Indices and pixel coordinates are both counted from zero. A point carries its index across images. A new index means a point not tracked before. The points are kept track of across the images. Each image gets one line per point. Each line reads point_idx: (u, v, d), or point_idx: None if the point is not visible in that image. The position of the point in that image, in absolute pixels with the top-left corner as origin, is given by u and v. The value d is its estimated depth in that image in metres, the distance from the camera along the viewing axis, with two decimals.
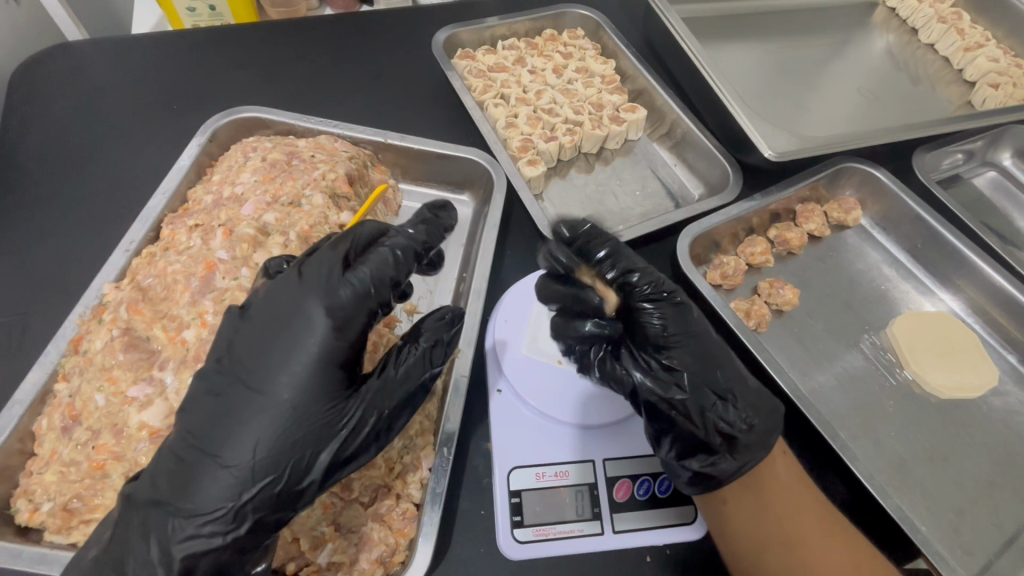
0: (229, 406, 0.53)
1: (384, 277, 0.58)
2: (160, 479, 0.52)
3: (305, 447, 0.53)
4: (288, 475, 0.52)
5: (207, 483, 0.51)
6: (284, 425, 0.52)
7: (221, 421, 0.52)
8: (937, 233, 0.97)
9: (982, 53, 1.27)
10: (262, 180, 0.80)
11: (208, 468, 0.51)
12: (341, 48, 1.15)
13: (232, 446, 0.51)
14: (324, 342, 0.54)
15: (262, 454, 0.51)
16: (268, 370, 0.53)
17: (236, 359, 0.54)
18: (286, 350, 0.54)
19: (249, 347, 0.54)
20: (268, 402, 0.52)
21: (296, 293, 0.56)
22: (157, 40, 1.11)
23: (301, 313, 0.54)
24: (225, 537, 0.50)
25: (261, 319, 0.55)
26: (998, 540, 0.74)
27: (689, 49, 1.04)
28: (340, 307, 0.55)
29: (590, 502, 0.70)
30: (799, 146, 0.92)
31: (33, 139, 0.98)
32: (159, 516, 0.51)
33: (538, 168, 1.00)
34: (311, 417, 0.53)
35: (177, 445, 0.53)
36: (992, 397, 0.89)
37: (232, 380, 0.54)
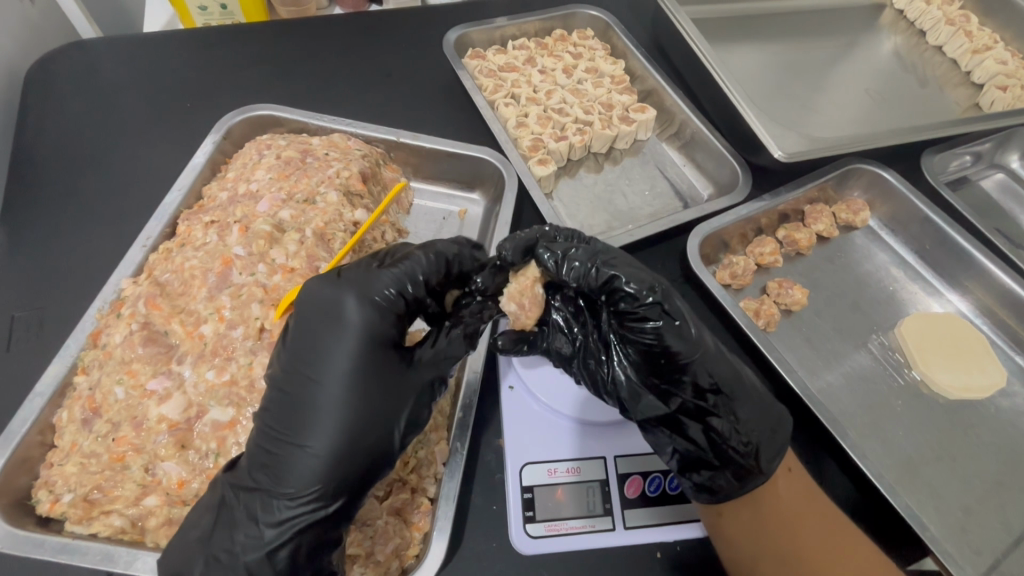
0: (304, 395, 0.57)
1: (415, 276, 0.63)
2: (258, 468, 0.55)
3: (380, 417, 0.57)
4: (371, 443, 0.56)
5: (304, 461, 0.54)
6: (358, 397, 0.57)
7: (297, 409, 0.56)
8: (944, 234, 0.97)
9: (990, 56, 1.27)
10: (277, 177, 0.81)
11: (302, 449, 0.55)
12: (352, 47, 1.16)
13: (316, 427, 0.55)
14: (368, 323, 0.59)
15: (344, 429, 0.55)
16: (331, 358, 0.58)
17: (294, 354, 0.59)
18: (339, 336, 0.58)
19: (309, 343, 0.59)
20: (337, 382, 0.57)
21: (332, 294, 0.60)
22: (169, 38, 1.12)
23: (343, 307, 0.59)
24: (333, 506, 0.55)
25: (307, 316, 0.60)
26: (1006, 539, 0.75)
27: (699, 50, 1.04)
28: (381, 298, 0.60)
29: (601, 498, 0.70)
30: (808, 146, 0.93)
31: (48, 135, 0.99)
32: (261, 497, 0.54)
33: (548, 168, 1.01)
34: (382, 388, 0.58)
35: (265, 436, 0.56)
36: (999, 397, 0.89)
37: (294, 372, 0.58)
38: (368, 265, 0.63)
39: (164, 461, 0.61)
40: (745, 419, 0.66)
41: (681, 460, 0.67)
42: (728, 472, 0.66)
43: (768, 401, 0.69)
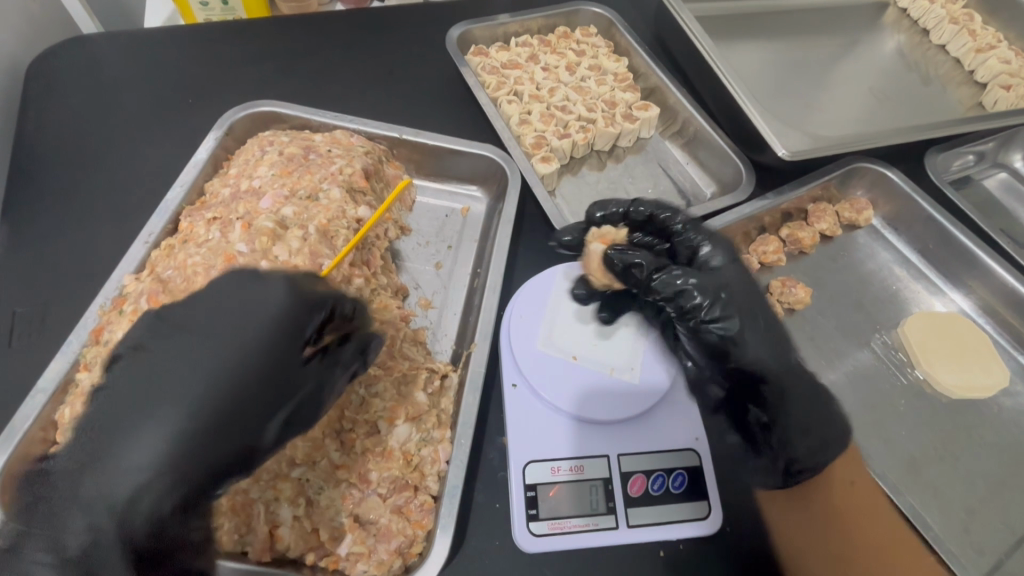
0: (175, 365, 0.55)
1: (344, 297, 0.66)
2: (97, 431, 0.52)
3: (257, 403, 0.57)
4: (240, 433, 0.55)
5: (148, 435, 0.52)
6: (237, 376, 0.56)
7: (162, 375, 0.54)
8: (948, 233, 0.97)
9: (994, 55, 1.27)
10: (280, 174, 0.81)
11: (149, 419, 0.52)
12: (354, 44, 1.16)
13: (172, 400, 0.53)
14: (284, 308, 0.60)
15: (206, 408, 0.54)
16: (218, 331, 0.58)
17: (183, 322, 0.58)
18: (243, 312, 0.59)
19: (200, 314, 0.59)
20: (217, 357, 0.56)
21: (248, 283, 0.61)
22: (170, 34, 1.12)
23: (260, 287, 0.61)
24: (172, 494, 0.52)
25: (220, 290, 0.61)
26: (1009, 539, 0.75)
27: (703, 47, 1.04)
28: (308, 291, 0.62)
29: (604, 496, 0.70)
30: (811, 145, 0.93)
31: (50, 131, 0.98)
32: (99, 466, 0.51)
33: (552, 165, 1.00)
34: (271, 374, 0.58)
35: (115, 401, 0.53)
36: (1002, 397, 0.89)
37: (177, 337, 0.57)
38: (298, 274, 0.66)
39: None
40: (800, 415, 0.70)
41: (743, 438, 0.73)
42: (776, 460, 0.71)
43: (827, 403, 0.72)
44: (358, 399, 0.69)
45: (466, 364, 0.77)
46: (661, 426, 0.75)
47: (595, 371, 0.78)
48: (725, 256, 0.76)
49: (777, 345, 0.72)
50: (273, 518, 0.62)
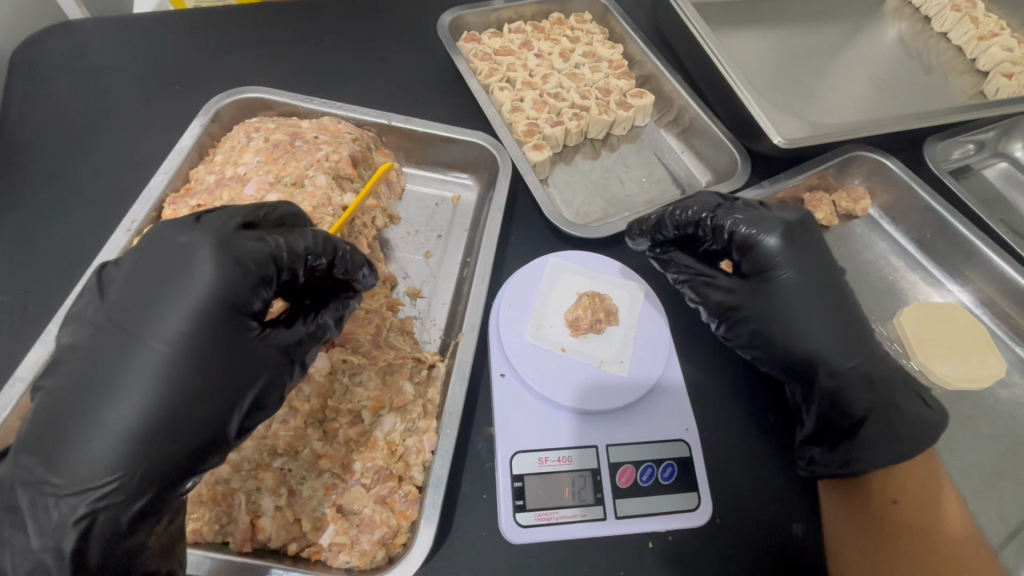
0: (114, 357, 0.50)
1: (294, 250, 0.57)
2: (32, 446, 0.48)
3: (205, 400, 0.51)
4: (190, 430, 0.50)
5: (87, 448, 0.47)
6: (179, 372, 0.50)
7: (99, 378, 0.49)
8: (947, 223, 0.95)
9: (996, 43, 1.25)
10: (265, 160, 0.80)
11: (87, 427, 0.48)
12: (345, 30, 1.14)
13: (112, 406, 0.48)
14: (221, 291, 0.52)
15: (143, 412, 0.48)
16: (156, 316, 0.51)
17: (116, 311, 0.52)
18: (177, 297, 0.52)
19: (136, 295, 0.52)
20: (155, 350, 0.50)
21: (178, 246, 0.54)
22: (157, 19, 1.10)
23: (190, 260, 0.53)
24: (121, 509, 0.48)
25: (155, 266, 0.53)
26: (1003, 532, 0.74)
27: (699, 33, 1.02)
28: (242, 256, 0.54)
29: (592, 487, 0.69)
30: (808, 133, 0.91)
31: (33, 118, 0.96)
32: (40, 482, 0.47)
33: (543, 153, 0.98)
34: (218, 367, 0.52)
35: (50, 409, 0.49)
36: (999, 389, 0.88)
37: (113, 324, 0.51)
38: (230, 219, 0.57)
39: None
40: (872, 432, 0.70)
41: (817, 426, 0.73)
42: (817, 459, 0.72)
43: (916, 412, 0.71)
44: (341, 389, 0.69)
45: (454, 354, 0.76)
46: (646, 417, 0.75)
47: (585, 365, 0.77)
48: (773, 250, 0.75)
49: (814, 354, 0.73)
50: (254, 508, 0.61)
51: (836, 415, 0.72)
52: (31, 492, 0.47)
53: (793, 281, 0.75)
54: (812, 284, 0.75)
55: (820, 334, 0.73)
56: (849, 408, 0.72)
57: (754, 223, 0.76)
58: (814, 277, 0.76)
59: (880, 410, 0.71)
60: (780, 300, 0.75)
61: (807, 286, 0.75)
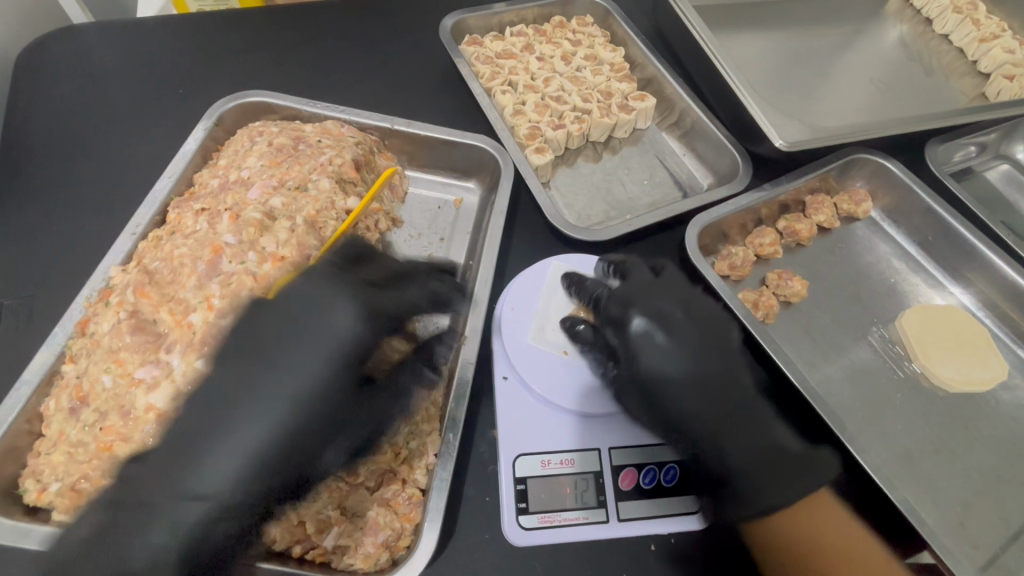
0: (251, 384, 0.62)
1: (402, 305, 0.70)
2: (175, 449, 0.57)
3: (324, 430, 0.62)
4: (304, 456, 0.61)
5: (227, 454, 0.58)
6: (308, 405, 0.62)
7: (233, 401, 0.60)
8: (947, 224, 0.95)
9: (998, 45, 1.25)
10: (269, 164, 0.80)
11: (228, 438, 0.58)
12: (347, 33, 1.14)
13: (241, 425, 0.59)
14: (354, 337, 0.66)
15: (277, 431, 0.60)
16: (292, 355, 0.64)
17: (259, 346, 0.64)
18: (310, 341, 0.65)
19: (275, 332, 0.65)
20: (294, 381, 0.62)
21: (325, 295, 0.68)
22: (162, 24, 1.11)
23: (327, 311, 0.66)
24: (229, 522, 0.56)
25: (296, 312, 0.66)
26: (1005, 534, 0.74)
27: (700, 37, 1.02)
28: (372, 310, 0.68)
29: (595, 490, 0.70)
30: (810, 136, 0.91)
31: (39, 122, 0.97)
32: (182, 480, 0.56)
33: (546, 156, 0.99)
34: (330, 406, 0.63)
35: (192, 416, 0.60)
36: (1000, 391, 0.88)
37: (253, 358, 0.63)
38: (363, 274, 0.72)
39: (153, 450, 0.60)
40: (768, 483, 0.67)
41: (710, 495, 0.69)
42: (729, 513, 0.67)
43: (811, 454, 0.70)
44: None
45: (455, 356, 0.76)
46: None
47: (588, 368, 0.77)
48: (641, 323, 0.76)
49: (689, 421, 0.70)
50: None
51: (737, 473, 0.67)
52: (165, 490, 0.55)
53: (665, 353, 0.74)
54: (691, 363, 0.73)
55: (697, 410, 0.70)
56: (729, 472, 0.68)
57: (627, 299, 0.77)
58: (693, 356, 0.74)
59: (771, 460, 0.68)
60: (654, 374, 0.72)
61: (683, 363, 0.73)
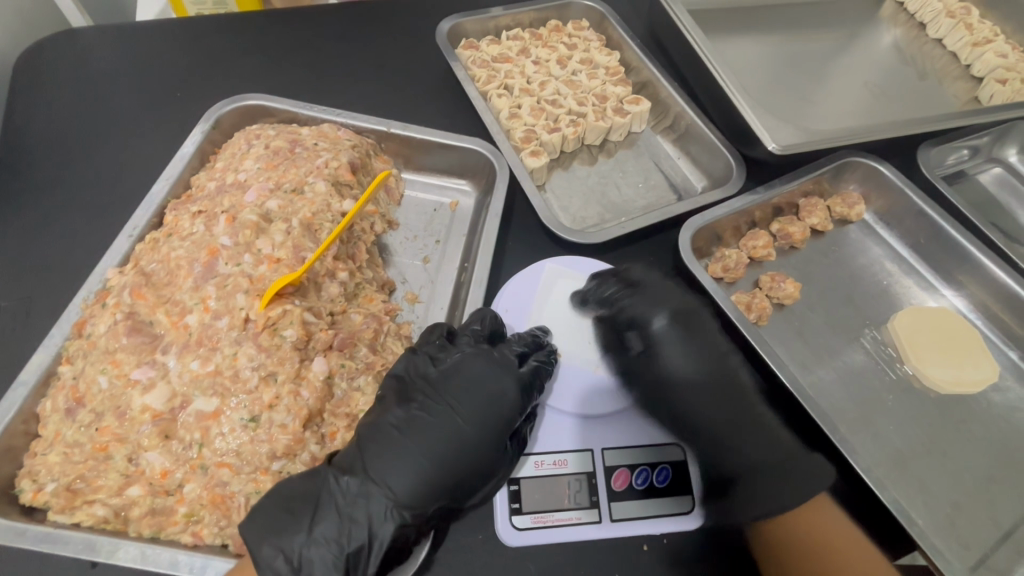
0: (427, 432, 0.63)
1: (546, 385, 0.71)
2: (364, 467, 0.61)
3: (479, 479, 0.64)
4: (462, 494, 0.63)
5: (406, 486, 0.60)
6: (472, 457, 0.63)
7: (416, 443, 0.62)
8: (939, 227, 0.96)
9: (990, 49, 1.26)
10: (265, 167, 0.81)
11: (406, 472, 0.61)
12: (344, 38, 1.15)
13: (413, 465, 0.61)
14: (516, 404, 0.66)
15: (446, 475, 0.62)
16: (463, 417, 0.64)
17: (435, 399, 0.66)
18: (482, 411, 0.65)
19: (450, 389, 0.66)
20: (466, 434, 0.63)
21: (495, 360, 0.68)
22: (160, 27, 1.11)
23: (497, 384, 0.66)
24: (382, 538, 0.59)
25: (468, 374, 0.67)
26: (995, 534, 0.75)
27: (694, 41, 1.03)
28: (529, 377, 0.68)
29: (588, 490, 0.70)
30: (803, 140, 0.92)
31: (37, 125, 0.98)
32: (376, 499, 0.59)
33: (541, 159, 0.99)
34: (479, 468, 0.63)
35: (376, 440, 0.62)
36: (992, 393, 0.88)
37: (434, 413, 0.65)
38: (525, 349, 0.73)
39: (147, 451, 0.61)
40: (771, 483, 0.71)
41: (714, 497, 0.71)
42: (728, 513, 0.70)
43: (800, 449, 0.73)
44: (341, 393, 0.69)
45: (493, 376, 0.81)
46: (641, 419, 0.76)
47: (581, 370, 0.79)
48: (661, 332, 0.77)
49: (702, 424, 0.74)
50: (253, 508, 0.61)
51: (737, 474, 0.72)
52: (355, 502, 0.59)
53: (684, 361, 0.76)
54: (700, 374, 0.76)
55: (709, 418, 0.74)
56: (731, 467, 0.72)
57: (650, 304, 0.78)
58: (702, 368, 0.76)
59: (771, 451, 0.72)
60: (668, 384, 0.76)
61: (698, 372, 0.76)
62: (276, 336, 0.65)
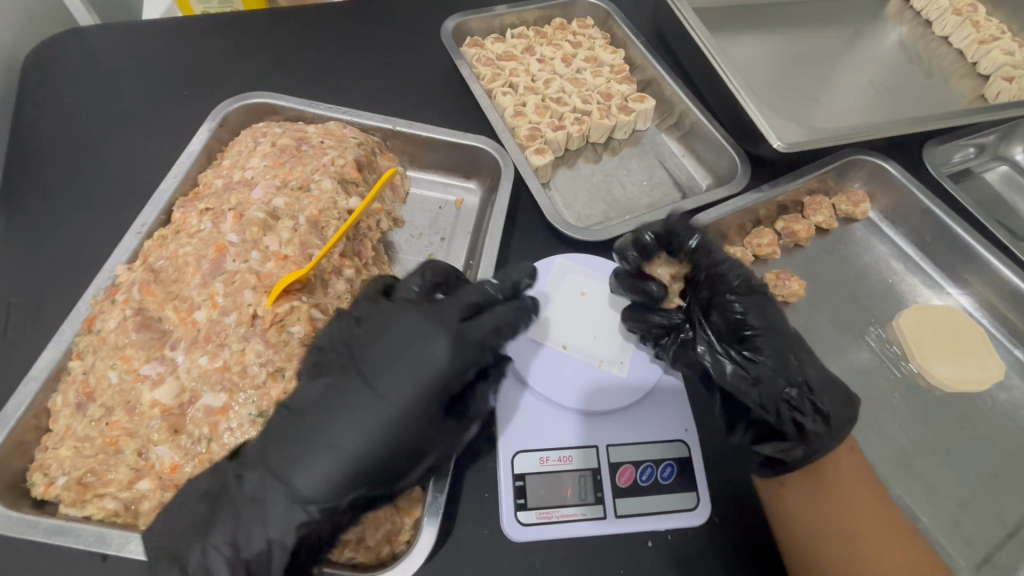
0: (343, 410, 0.60)
1: (489, 343, 0.66)
2: (268, 459, 0.59)
3: (409, 455, 0.61)
4: (387, 475, 0.60)
5: (308, 478, 0.57)
6: (398, 431, 0.60)
7: (322, 428, 0.59)
8: (945, 225, 0.96)
9: (997, 47, 1.25)
10: (272, 165, 0.81)
11: (315, 463, 0.58)
12: (349, 36, 1.15)
13: (319, 455, 0.58)
14: (444, 368, 0.62)
15: (363, 456, 0.59)
16: (389, 384, 0.62)
17: (362, 368, 0.63)
18: (408, 376, 0.62)
19: (377, 357, 0.63)
20: (386, 405, 0.61)
21: (426, 320, 0.65)
22: (166, 26, 1.12)
23: (425, 347, 0.63)
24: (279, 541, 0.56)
25: (395, 338, 0.64)
26: (1000, 532, 0.75)
27: (699, 39, 1.03)
28: (464, 336, 0.65)
29: (593, 486, 0.70)
30: (807, 137, 0.92)
31: (45, 124, 0.98)
32: (276, 497, 0.57)
33: (545, 157, 0.99)
34: (407, 439, 0.61)
35: (282, 429, 0.60)
36: (997, 391, 0.88)
37: (356, 387, 0.62)
38: (461, 305, 0.67)
39: (157, 445, 0.61)
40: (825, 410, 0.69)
41: (754, 432, 0.71)
42: (737, 432, 0.72)
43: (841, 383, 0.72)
44: None
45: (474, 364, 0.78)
46: (645, 418, 0.76)
47: (586, 366, 0.78)
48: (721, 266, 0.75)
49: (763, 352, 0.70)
50: None
51: (774, 410, 0.68)
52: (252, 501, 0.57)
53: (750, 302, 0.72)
54: (771, 325, 0.71)
55: (767, 366, 0.69)
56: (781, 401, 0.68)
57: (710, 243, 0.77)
58: (778, 321, 0.72)
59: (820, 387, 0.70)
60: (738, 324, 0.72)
61: (760, 313, 0.72)
62: (284, 332, 0.66)
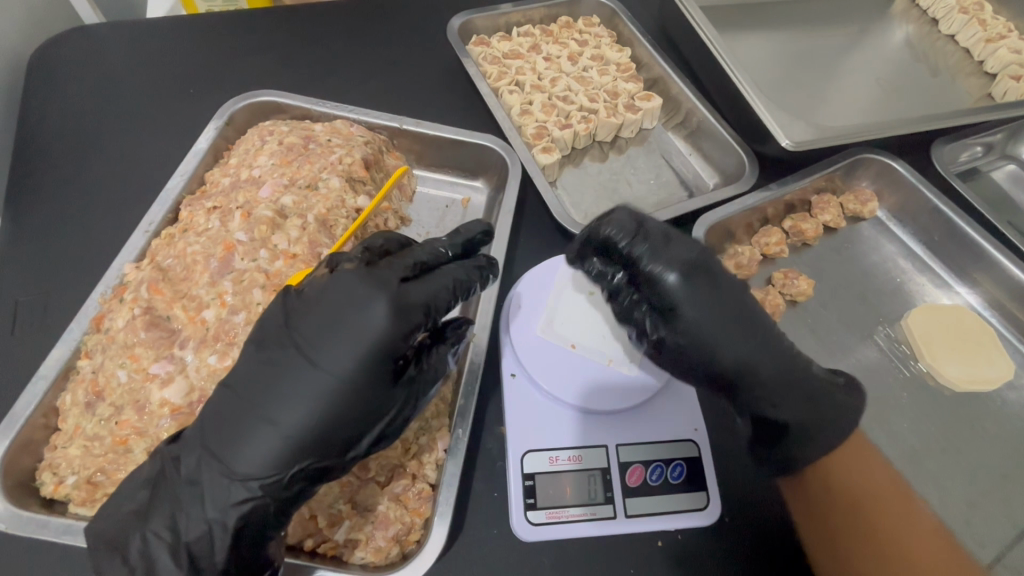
0: (284, 379, 0.56)
1: (435, 302, 0.61)
2: (205, 440, 0.57)
3: (360, 421, 0.57)
4: (334, 446, 0.56)
5: (251, 455, 0.54)
6: (343, 401, 0.56)
7: (267, 396, 0.56)
8: (954, 224, 0.96)
9: (1004, 45, 1.25)
10: (280, 163, 0.81)
11: (253, 440, 0.55)
12: (355, 34, 1.15)
13: (258, 431, 0.55)
14: (386, 331, 0.56)
15: (306, 427, 0.55)
16: (327, 347, 0.56)
17: (298, 336, 0.58)
18: (347, 339, 0.56)
19: (312, 323, 0.58)
20: (324, 372, 0.56)
21: (362, 280, 0.59)
22: (172, 25, 1.12)
23: (363, 308, 0.57)
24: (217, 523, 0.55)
25: (330, 301, 0.58)
26: (1011, 532, 0.74)
27: (706, 36, 1.03)
28: (407, 297, 0.59)
29: (603, 486, 0.70)
30: (815, 135, 0.91)
31: (53, 123, 0.98)
32: (211, 476, 0.55)
33: (552, 155, 0.99)
34: (355, 405, 0.56)
35: (228, 410, 0.57)
36: (1007, 391, 0.88)
37: (294, 355, 0.57)
38: (402, 266, 0.62)
39: None
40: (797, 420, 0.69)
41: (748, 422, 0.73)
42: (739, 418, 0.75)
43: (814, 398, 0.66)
44: None
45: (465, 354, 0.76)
46: (651, 418, 0.75)
47: (591, 363, 0.77)
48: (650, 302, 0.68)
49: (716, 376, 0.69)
50: None
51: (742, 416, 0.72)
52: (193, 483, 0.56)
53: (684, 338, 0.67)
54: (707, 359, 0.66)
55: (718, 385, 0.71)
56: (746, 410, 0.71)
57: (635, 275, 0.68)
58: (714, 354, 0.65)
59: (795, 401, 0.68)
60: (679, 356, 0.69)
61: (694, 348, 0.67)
62: None
